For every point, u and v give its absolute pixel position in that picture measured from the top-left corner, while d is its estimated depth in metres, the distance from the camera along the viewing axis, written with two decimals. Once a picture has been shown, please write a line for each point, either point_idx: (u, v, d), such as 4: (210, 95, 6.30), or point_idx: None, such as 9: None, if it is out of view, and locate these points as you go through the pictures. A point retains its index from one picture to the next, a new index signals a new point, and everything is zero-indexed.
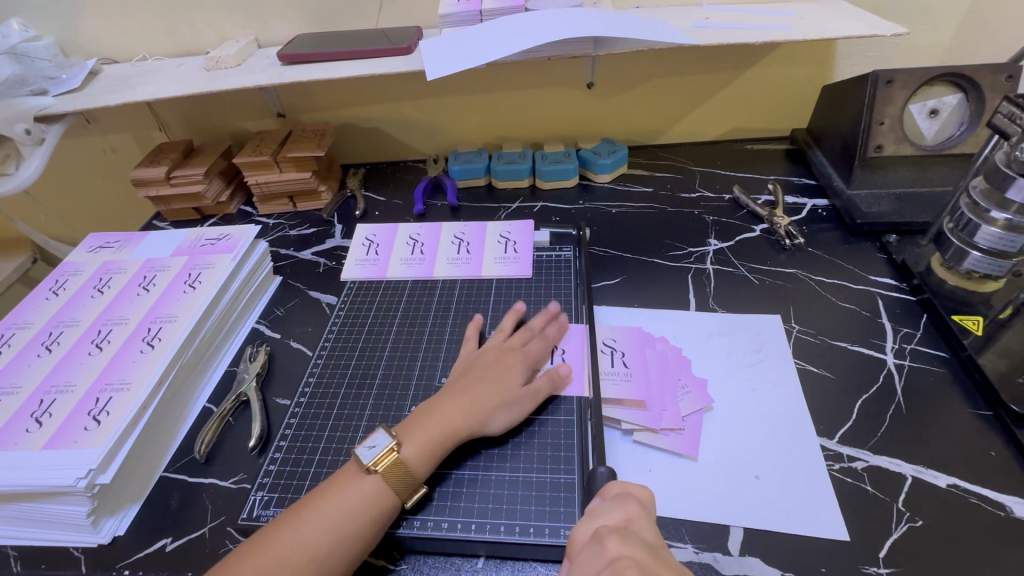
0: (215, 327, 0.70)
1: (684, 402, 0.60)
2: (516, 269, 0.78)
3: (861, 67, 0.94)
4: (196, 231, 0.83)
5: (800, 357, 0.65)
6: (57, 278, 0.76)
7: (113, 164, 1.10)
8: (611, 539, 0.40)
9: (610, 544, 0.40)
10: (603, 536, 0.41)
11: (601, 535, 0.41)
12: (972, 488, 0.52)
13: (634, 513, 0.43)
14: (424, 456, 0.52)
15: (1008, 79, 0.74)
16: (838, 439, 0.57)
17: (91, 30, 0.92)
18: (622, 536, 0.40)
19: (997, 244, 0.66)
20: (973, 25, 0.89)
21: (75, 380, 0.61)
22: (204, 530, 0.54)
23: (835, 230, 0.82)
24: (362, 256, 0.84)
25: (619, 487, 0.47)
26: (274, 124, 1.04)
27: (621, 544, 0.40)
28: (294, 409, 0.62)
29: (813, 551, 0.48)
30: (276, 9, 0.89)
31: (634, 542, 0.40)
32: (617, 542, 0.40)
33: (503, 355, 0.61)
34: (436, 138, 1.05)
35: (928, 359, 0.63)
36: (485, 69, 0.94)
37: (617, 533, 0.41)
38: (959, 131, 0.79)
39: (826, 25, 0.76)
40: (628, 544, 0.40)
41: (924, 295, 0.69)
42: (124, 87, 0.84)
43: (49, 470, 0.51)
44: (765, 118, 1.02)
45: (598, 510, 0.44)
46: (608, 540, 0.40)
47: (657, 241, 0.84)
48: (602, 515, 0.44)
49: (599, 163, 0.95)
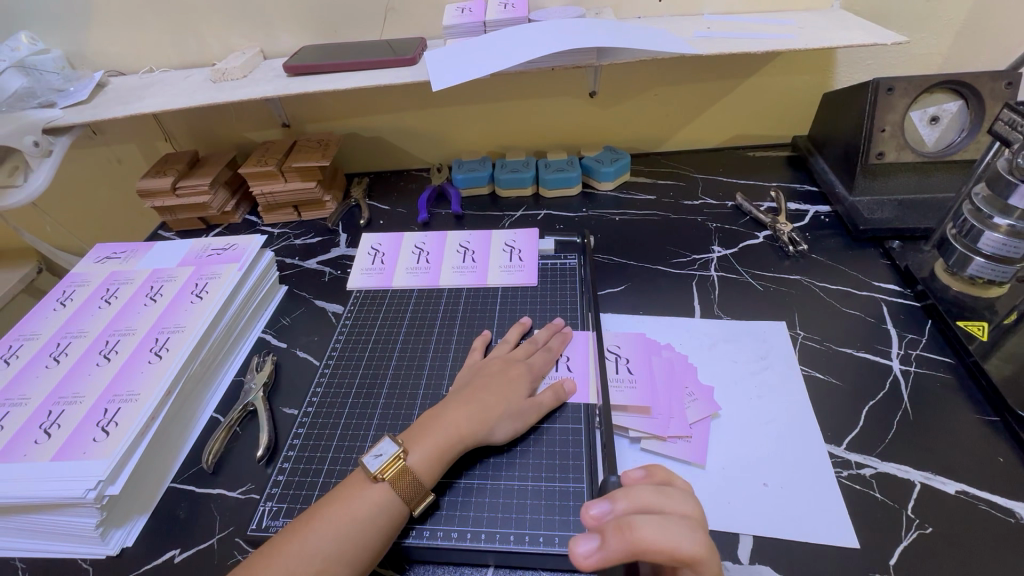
0: (223, 337, 0.71)
1: (690, 409, 0.60)
2: (521, 278, 0.78)
3: (860, 75, 0.95)
4: (202, 241, 0.84)
5: (806, 363, 0.65)
6: (64, 288, 0.77)
7: (118, 175, 1.11)
8: (699, 531, 0.39)
9: (699, 539, 0.38)
10: (692, 525, 0.39)
11: (692, 524, 0.39)
12: (981, 494, 0.52)
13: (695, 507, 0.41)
14: (430, 463, 0.52)
15: (1008, 86, 0.74)
16: (845, 446, 0.57)
17: (98, 43, 0.93)
18: (704, 534, 0.39)
19: (1000, 250, 0.64)
20: (970, 33, 0.90)
21: (83, 391, 0.61)
22: (213, 541, 0.54)
23: (838, 236, 0.83)
24: (367, 265, 0.85)
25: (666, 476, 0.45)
26: (279, 134, 1.04)
27: (704, 541, 0.38)
28: (302, 420, 0.62)
29: (824, 559, 0.48)
30: (282, 21, 0.90)
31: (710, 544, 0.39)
32: (703, 540, 0.38)
33: (508, 366, 0.61)
34: (439, 147, 1.06)
35: (933, 365, 0.64)
36: (488, 80, 0.95)
37: (700, 528, 0.39)
38: (959, 138, 0.79)
39: (827, 34, 0.77)
40: (708, 547, 0.38)
41: (928, 300, 0.69)
42: (131, 99, 0.84)
43: (59, 482, 0.51)
44: (767, 125, 1.02)
45: (669, 492, 0.41)
46: (697, 534, 0.38)
47: (661, 248, 0.85)
48: (674, 500, 0.41)
49: (601, 171, 0.95)
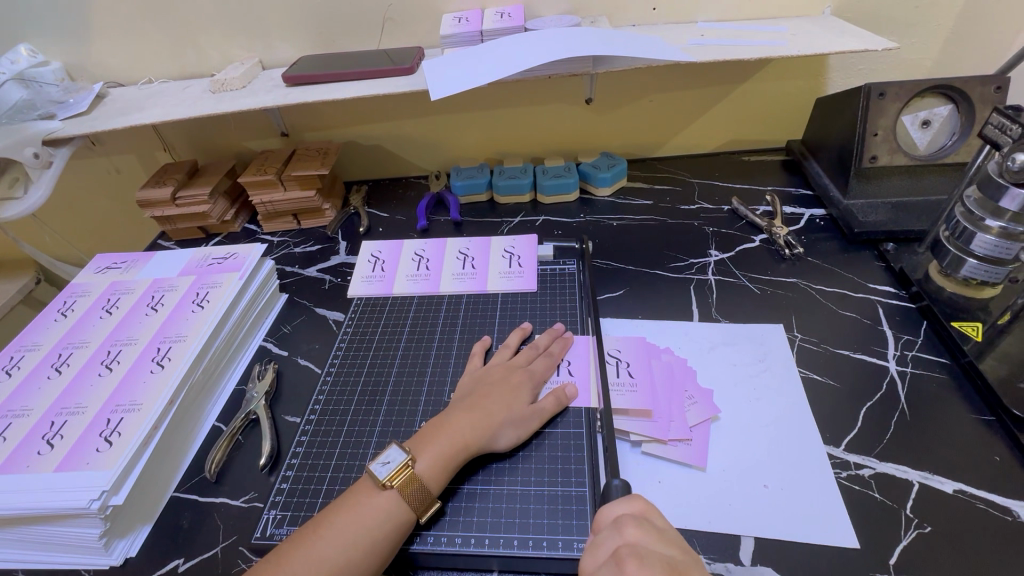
0: (224, 346, 0.71)
1: (690, 412, 0.61)
2: (521, 284, 0.79)
3: (852, 80, 0.97)
4: (203, 250, 0.84)
5: (804, 365, 0.66)
6: (65, 299, 0.77)
7: (117, 185, 1.11)
8: (630, 563, 0.39)
9: (630, 568, 0.39)
10: (622, 560, 0.40)
11: (620, 558, 0.40)
12: (978, 493, 0.52)
13: (635, 533, 0.42)
14: (436, 469, 0.52)
15: (996, 90, 0.76)
16: (844, 446, 0.57)
17: (99, 55, 0.93)
18: (640, 559, 0.40)
19: (992, 252, 0.65)
20: (959, 38, 0.91)
21: (85, 402, 0.61)
22: (217, 550, 0.54)
23: (833, 239, 0.84)
24: (368, 273, 0.85)
25: (607, 513, 0.45)
26: (278, 143, 1.05)
27: (640, 569, 0.39)
28: (305, 427, 0.63)
29: (824, 560, 0.49)
30: (280, 32, 0.91)
31: (652, 564, 0.39)
32: (634, 566, 0.39)
33: (509, 373, 0.62)
34: (437, 155, 1.07)
35: (929, 365, 0.64)
36: (485, 88, 0.96)
37: (635, 555, 0.40)
38: (951, 142, 0.80)
39: (820, 41, 0.78)
40: (647, 567, 0.39)
41: (923, 302, 0.70)
42: (131, 110, 0.85)
43: (63, 493, 0.52)
44: (761, 130, 1.04)
45: (599, 539, 0.44)
46: (627, 564, 0.39)
47: (659, 253, 0.86)
48: (603, 543, 0.43)
49: (599, 177, 0.96)
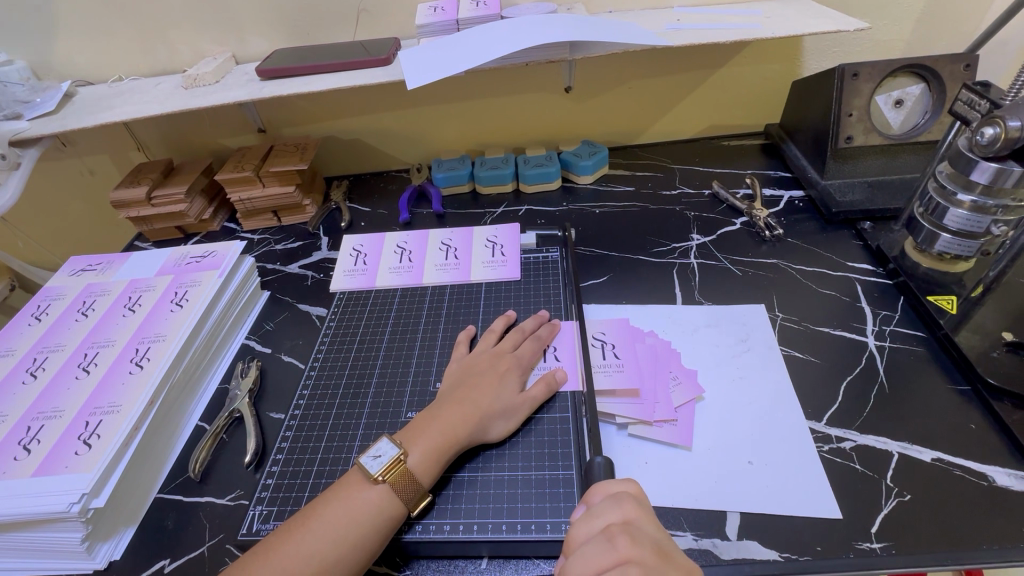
0: (205, 345, 0.70)
1: (676, 393, 0.61)
2: (505, 272, 0.78)
3: (828, 62, 0.97)
4: (181, 249, 0.82)
5: (785, 343, 0.67)
6: (39, 303, 0.75)
7: (90, 186, 1.09)
8: (622, 540, 0.40)
9: (621, 544, 0.39)
10: (614, 535, 0.40)
11: (611, 534, 0.40)
12: (956, 461, 0.53)
13: (632, 512, 0.42)
14: (427, 461, 0.52)
15: (966, 69, 0.77)
16: (826, 421, 0.58)
17: (64, 52, 0.91)
18: (631, 537, 0.40)
19: (965, 226, 0.66)
20: (929, 19, 0.93)
21: (62, 405, 0.60)
22: (203, 549, 0.53)
23: (812, 220, 0.85)
24: (350, 267, 0.84)
25: (603, 490, 0.45)
26: (255, 139, 1.03)
27: (630, 546, 0.39)
28: (289, 423, 0.62)
29: (807, 530, 0.49)
30: (252, 25, 0.89)
31: (643, 543, 0.40)
32: (626, 543, 0.40)
33: (497, 361, 0.62)
34: (418, 147, 1.06)
35: (907, 339, 0.66)
36: (463, 78, 0.95)
37: (627, 532, 0.40)
38: (924, 120, 0.82)
39: (794, 23, 0.78)
40: (638, 546, 0.40)
41: (900, 278, 0.71)
42: (101, 108, 0.83)
43: (41, 498, 0.51)
44: (739, 115, 1.04)
45: (596, 510, 0.43)
46: (619, 541, 0.40)
47: (641, 239, 0.86)
48: (599, 515, 0.43)
49: (580, 165, 0.96)
